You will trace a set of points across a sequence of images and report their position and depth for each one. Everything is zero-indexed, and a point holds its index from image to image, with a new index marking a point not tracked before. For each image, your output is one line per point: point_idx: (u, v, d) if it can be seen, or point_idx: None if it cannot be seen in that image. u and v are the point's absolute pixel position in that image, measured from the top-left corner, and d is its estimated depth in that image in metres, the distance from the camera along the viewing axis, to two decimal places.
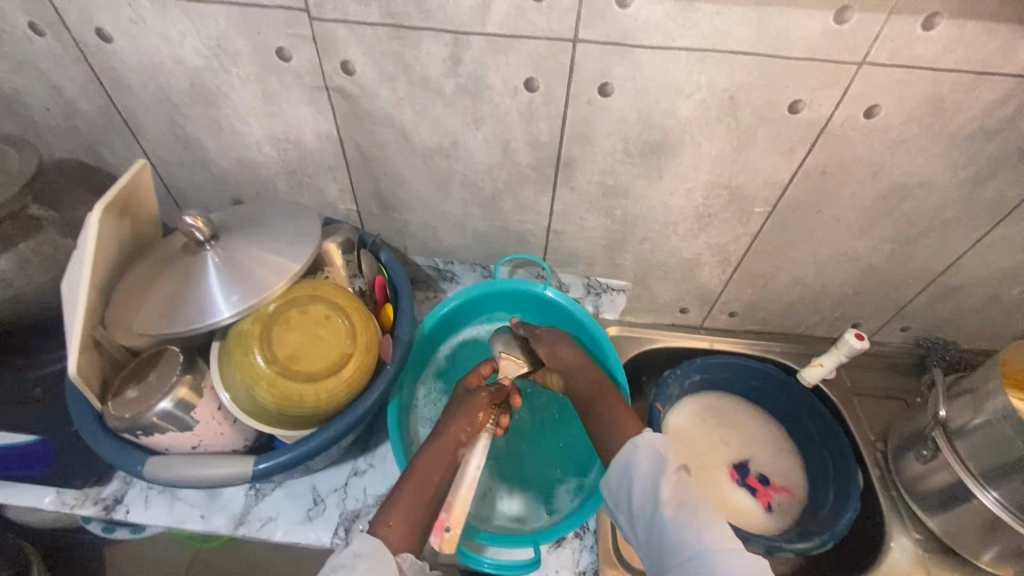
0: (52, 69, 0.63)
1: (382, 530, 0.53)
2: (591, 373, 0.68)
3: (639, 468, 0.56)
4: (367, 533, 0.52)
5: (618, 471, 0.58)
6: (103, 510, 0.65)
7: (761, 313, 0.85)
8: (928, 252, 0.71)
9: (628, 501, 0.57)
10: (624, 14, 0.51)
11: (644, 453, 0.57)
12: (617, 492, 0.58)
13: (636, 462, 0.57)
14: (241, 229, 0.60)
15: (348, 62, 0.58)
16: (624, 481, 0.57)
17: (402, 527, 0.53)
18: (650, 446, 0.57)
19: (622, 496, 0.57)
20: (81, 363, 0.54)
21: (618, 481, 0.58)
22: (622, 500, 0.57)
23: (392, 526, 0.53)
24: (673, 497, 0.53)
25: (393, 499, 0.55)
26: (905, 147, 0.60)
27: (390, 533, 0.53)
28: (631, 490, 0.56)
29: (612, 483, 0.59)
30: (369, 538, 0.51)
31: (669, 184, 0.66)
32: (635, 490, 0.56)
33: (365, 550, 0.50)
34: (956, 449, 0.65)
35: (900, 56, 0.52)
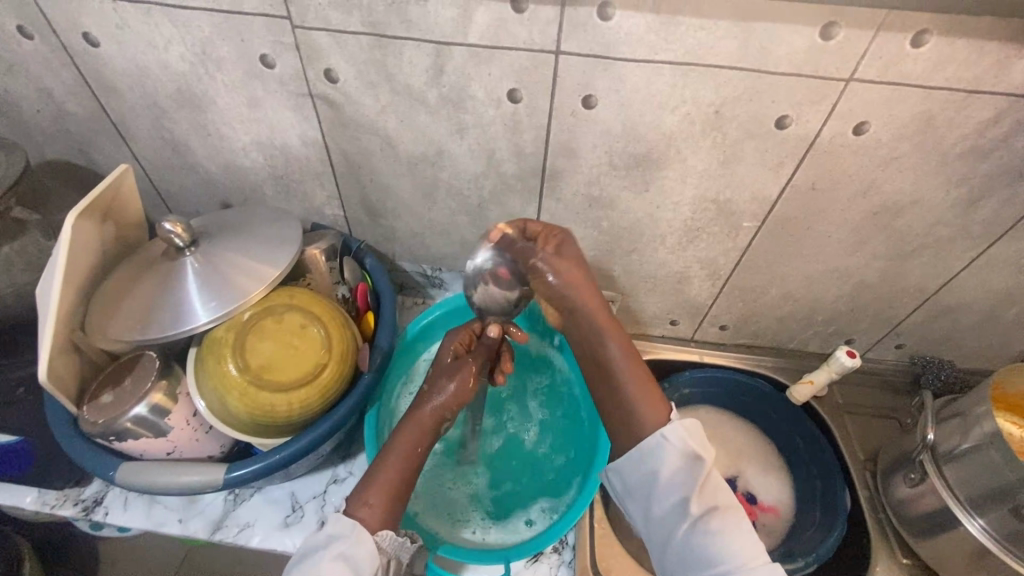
0: (41, 71, 0.63)
1: (362, 510, 0.53)
2: (606, 327, 0.60)
3: (666, 467, 0.54)
4: (346, 513, 0.53)
5: (640, 461, 0.55)
6: (82, 511, 0.65)
7: (752, 328, 0.84)
8: (921, 270, 0.70)
9: (646, 495, 0.55)
10: (606, 26, 0.51)
11: (676, 452, 0.54)
12: (633, 483, 0.56)
13: (666, 462, 0.54)
14: (220, 235, 0.60)
15: (331, 70, 0.58)
16: (646, 475, 0.55)
17: (381, 509, 0.53)
18: (684, 446, 0.54)
19: (639, 488, 0.56)
20: (57, 367, 0.54)
21: (640, 473, 0.55)
22: (638, 490, 0.56)
23: (372, 506, 0.53)
24: (701, 503, 0.52)
25: (371, 478, 0.55)
26: (896, 165, 0.58)
27: (369, 513, 0.53)
28: (652, 486, 0.54)
29: (631, 472, 0.56)
30: (343, 517, 0.52)
31: (656, 197, 0.66)
32: (659, 488, 0.54)
33: (341, 533, 0.51)
34: (945, 474, 0.64)
35: (888, 73, 0.51)
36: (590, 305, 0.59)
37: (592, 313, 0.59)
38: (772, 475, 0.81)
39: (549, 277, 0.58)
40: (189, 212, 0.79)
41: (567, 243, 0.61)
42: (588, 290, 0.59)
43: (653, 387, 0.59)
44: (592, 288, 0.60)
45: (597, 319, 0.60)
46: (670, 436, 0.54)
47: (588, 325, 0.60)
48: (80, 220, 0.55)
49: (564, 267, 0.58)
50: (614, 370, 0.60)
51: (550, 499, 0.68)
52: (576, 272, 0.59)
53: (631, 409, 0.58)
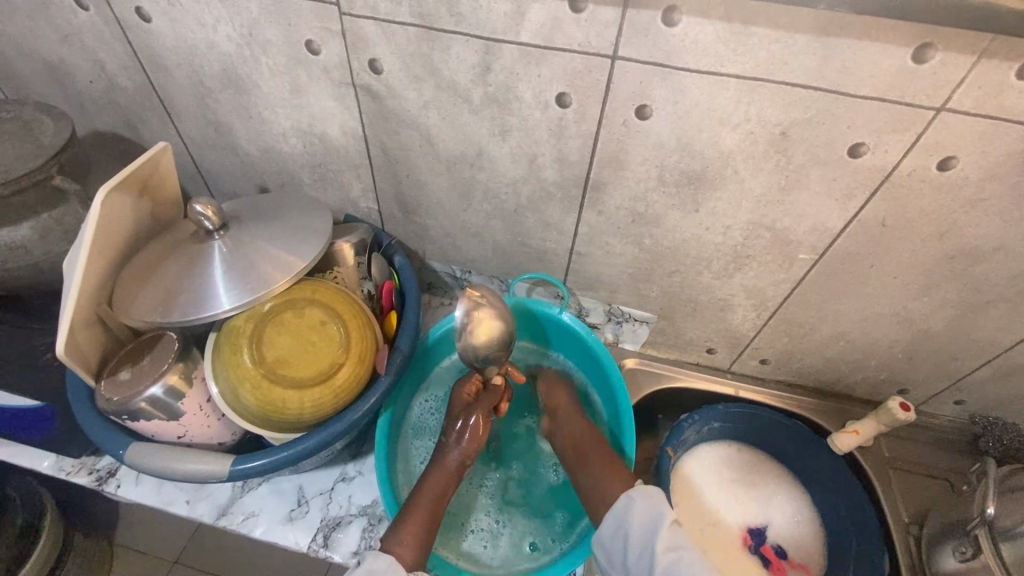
0: (96, 44, 0.64)
1: (396, 548, 0.53)
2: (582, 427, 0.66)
3: (634, 522, 0.56)
4: (381, 549, 0.53)
5: (611, 522, 0.57)
6: (96, 481, 0.66)
7: (795, 365, 0.78)
8: (997, 323, 0.63)
9: (622, 555, 0.56)
10: (670, 33, 0.47)
11: (638, 507, 0.57)
12: (610, 547, 0.57)
13: (632, 517, 0.56)
14: (250, 221, 0.59)
15: (375, 60, 0.56)
16: (619, 536, 0.57)
17: (415, 546, 0.53)
18: (649, 499, 0.57)
19: (615, 551, 0.57)
20: (79, 340, 0.54)
21: (613, 534, 0.57)
22: (615, 554, 0.57)
23: (406, 545, 0.53)
24: (670, 552, 0.54)
25: (405, 514, 0.55)
26: (982, 207, 0.52)
27: (404, 551, 0.53)
28: (626, 543, 0.56)
29: (605, 537, 0.58)
30: (382, 554, 0.52)
31: (705, 218, 0.61)
32: (631, 544, 0.56)
33: (380, 569, 0.51)
34: (1001, 553, 0.57)
35: (986, 105, 0.45)
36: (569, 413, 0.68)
37: (569, 418, 0.68)
38: (803, 526, 0.75)
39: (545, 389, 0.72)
40: (227, 193, 0.79)
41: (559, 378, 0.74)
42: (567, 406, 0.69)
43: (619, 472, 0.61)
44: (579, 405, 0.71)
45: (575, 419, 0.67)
46: (632, 492, 0.58)
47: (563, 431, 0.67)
48: (113, 194, 0.55)
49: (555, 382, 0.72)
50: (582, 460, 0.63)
51: (562, 521, 0.66)
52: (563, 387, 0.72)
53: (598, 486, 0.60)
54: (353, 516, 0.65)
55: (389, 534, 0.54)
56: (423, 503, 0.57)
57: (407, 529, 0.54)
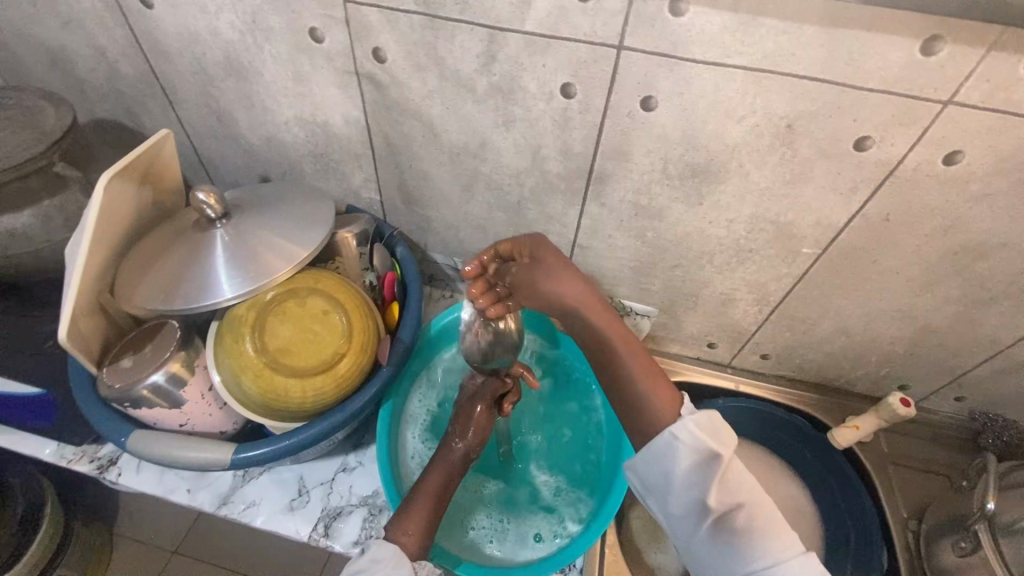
0: (98, 30, 0.63)
1: (401, 537, 0.53)
2: (608, 324, 0.52)
3: (681, 464, 0.46)
4: (385, 538, 0.52)
5: (652, 459, 0.48)
6: (97, 469, 0.66)
7: (796, 360, 0.78)
8: (999, 319, 0.63)
9: (660, 489, 0.48)
10: (676, 23, 0.46)
11: (686, 449, 0.46)
12: (646, 478, 0.49)
13: (678, 463, 0.46)
14: (253, 210, 0.59)
15: (379, 49, 0.56)
16: (659, 473, 0.48)
17: (419, 536, 0.53)
18: (699, 442, 0.46)
19: (653, 483, 0.48)
20: (81, 327, 0.54)
21: (652, 471, 0.48)
22: (652, 484, 0.49)
23: (412, 535, 0.53)
24: (723, 500, 0.46)
25: (408, 506, 0.55)
26: (988, 202, 0.52)
27: (409, 541, 0.52)
28: (667, 482, 0.47)
29: (640, 468, 0.49)
30: (386, 542, 0.52)
31: (708, 212, 0.61)
32: (675, 486, 0.47)
33: (384, 558, 0.50)
34: (1000, 548, 0.58)
35: (994, 99, 0.45)
36: (587, 300, 0.52)
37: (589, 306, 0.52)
38: (802, 520, 0.76)
39: (528, 287, 0.53)
40: (229, 182, 0.79)
41: (545, 248, 0.54)
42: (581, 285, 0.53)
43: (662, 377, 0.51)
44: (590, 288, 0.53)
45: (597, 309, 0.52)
46: (678, 432, 0.46)
47: (583, 326, 0.53)
48: (116, 181, 0.55)
49: (552, 255, 0.54)
50: (614, 356, 0.52)
51: (562, 515, 0.66)
52: (560, 263, 0.53)
53: (639, 405, 0.50)
54: (353, 506, 0.66)
55: (393, 523, 0.54)
56: (428, 494, 0.56)
57: (412, 519, 0.54)
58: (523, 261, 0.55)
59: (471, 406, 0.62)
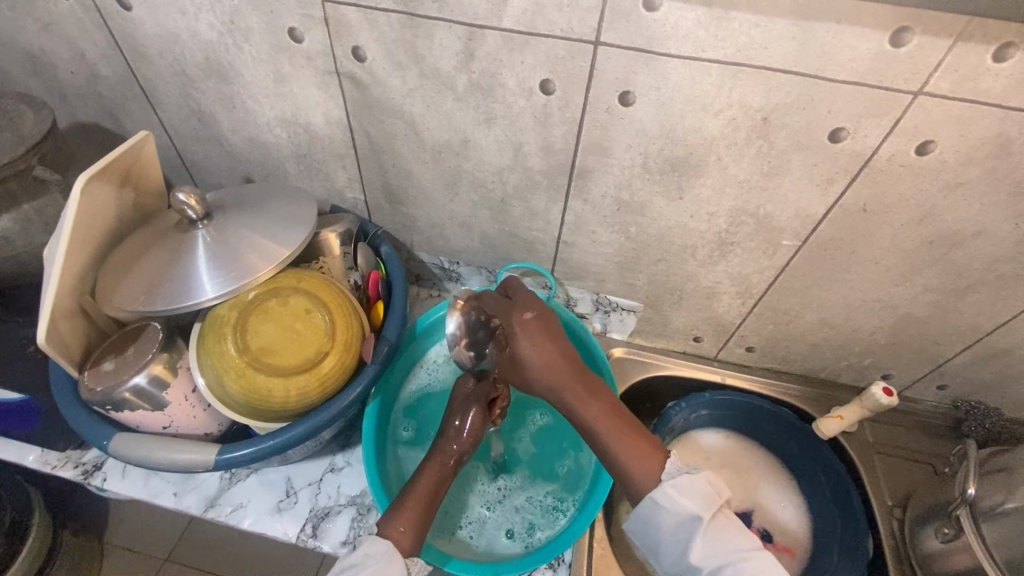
0: (75, 32, 0.63)
1: (392, 533, 0.53)
2: (582, 398, 0.54)
3: (666, 528, 0.50)
4: (376, 534, 0.53)
5: (640, 523, 0.52)
6: (81, 474, 0.65)
7: (781, 352, 0.79)
8: (975, 308, 0.64)
9: (656, 553, 0.52)
10: (651, 18, 0.47)
11: (666, 513, 0.50)
12: (644, 543, 0.53)
13: (661, 525, 0.51)
14: (234, 210, 0.59)
15: (359, 48, 0.56)
16: (650, 536, 0.52)
17: (412, 533, 0.53)
18: (677, 506, 0.50)
19: (649, 547, 0.53)
20: (62, 330, 0.54)
21: (645, 535, 0.52)
22: (652, 549, 0.53)
23: (404, 532, 0.53)
24: (708, 561, 0.48)
25: (400, 503, 0.55)
26: (961, 191, 0.53)
27: (402, 538, 0.53)
28: (659, 546, 0.51)
29: (636, 535, 0.53)
30: (379, 538, 0.52)
31: (689, 206, 0.62)
32: (664, 548, 0.51)
33: (377, 553, 0.50)
34: (982, 533, 0.59)
35: (962, 89, 0.46)
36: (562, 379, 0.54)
37: (564, 380, 0.54)
38: (789, 511, 0.76)
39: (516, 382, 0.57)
40: (213, 184, 0.79)
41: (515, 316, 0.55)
42: (557, 364, 0.54)
43: (638, 435, 0.54)
44: (558, 358, 0.55)
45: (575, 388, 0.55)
46: (660, 498, 0.50)
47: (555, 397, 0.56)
48: (94, 183, 0.54)
49: (530, 356, 0.54)
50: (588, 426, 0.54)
51: (550, 506, 0.66)
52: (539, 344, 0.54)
53: (612, 459, 0.53)
54: (342, 506, 0.65)
55: (383, 521, 0.54)
56: (418, 492, 0.56)
57: (402, 516, 0.54)
58: (506, 356, 0.56)
59: (465, 411, 0.61)
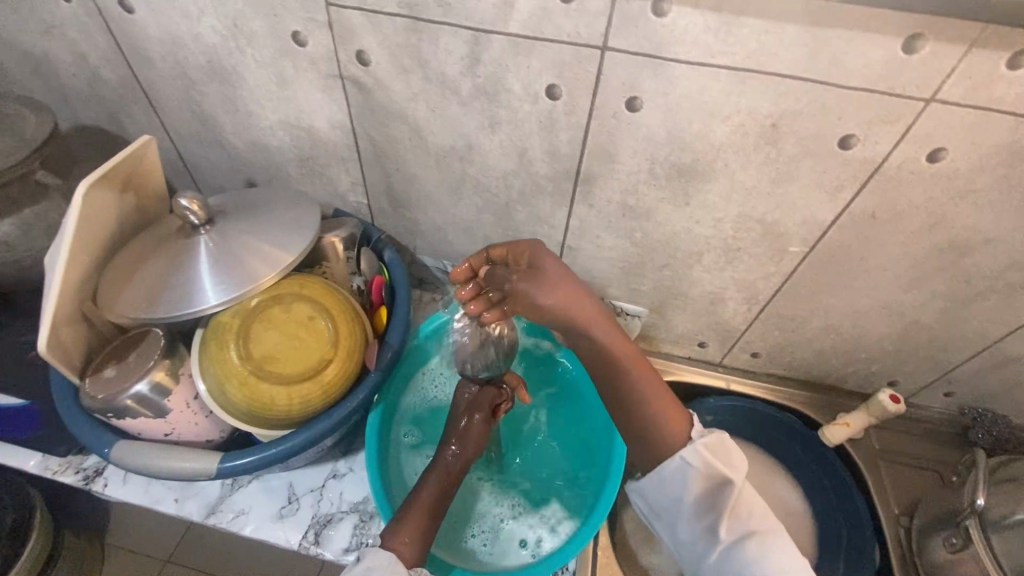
0: (77, 35, 0.63)
1: (396, 545, 0.52)
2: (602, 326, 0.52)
3: (691, 489, 0.51)
4: (378, 546, 0.52)
5: (662, 482, 0.52)
6: (83, 480, 0.65)
7: (786, 358, 0.78)
8: (985, 315, 0.63)
9: (672, 513, 0.52)
10: (660, 23, 0.46)
11: (699, 475, 0.50)
12: (658, 504, 0.53)
13: (690, 488, 0.51)
14: (236, 215, 0.58)
15: (363, 52, 0.56)
16: (669, 497, 0.52)
17: (416, 545, 0.53)
18: (709, 467, 0.51)
19: (664, 509, 0.53)
20: (63, 337, 0.53)
21: (663, 494, 0.52)
22: (664, 509, 0.53)
23: (407, 543, 0.53)
24: (732, 528, 0.50)
25: (403, 514, 0.54)
26: (972, 199, 0.52)
27: (406, 551, 0.52)
28: (681, 506, 0.51)
29: (655, 493, 0.53)
30: (379, 550, 0.51)
31: (695, 211, 0.61)
32: (684, 511, 0.51)
33: (377, 566, 0.50)
34: (991, 543, 0.58)
35: (975, 97, 0.45)
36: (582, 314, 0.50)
37: (593, 324, 0.51)
38: (795, 518, 0.76)
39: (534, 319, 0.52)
40: (214, 187, 0.78)
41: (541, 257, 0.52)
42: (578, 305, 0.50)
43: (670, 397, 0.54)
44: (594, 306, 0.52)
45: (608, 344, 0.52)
46: (691, 453, 0.51)
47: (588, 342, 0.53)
48: (96, 188, 0.54)
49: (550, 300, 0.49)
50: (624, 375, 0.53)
51: (557, 513, 0.66)
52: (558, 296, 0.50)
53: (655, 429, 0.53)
54: (344, 513, 0.65)
55: (387, 531, 0.54)
56: (422, 501, 0.56)
57: (407, 527, 0.54)
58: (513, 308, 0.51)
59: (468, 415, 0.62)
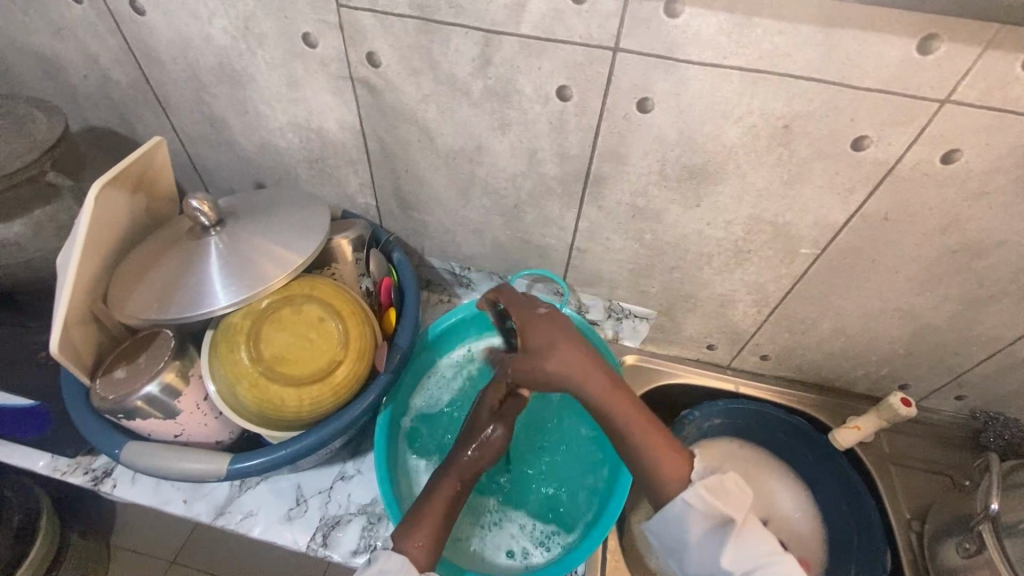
0: (88, 37, 0.63)
1: (410, 548, 0.52)
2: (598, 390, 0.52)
3: (694, 530, 0.50)
4: (392, 548, 0.52)
5: (665, 522, 0.51)
6: (91, 480, 0.65)
7: (796, 361, 0.78)
8: (998, 318, 0.63)
9: (680, 551, 0.52)
10: (672, 24, 0.46)
11: (698, 513, 0.50)
12: (665, 541, 0.53)
13: (691, 526, 0.50)
14: (246, 217, 0.58)
15: (373, 53, 0.56)
16: (675, 536, 0.51)
17: (428, 547, 0.52)
18: (708, 506, 0.49)
19: (672, 546, 0.52)
20: (74, 338, 0.53)
21: (669, 534, 0.52)
22: (673, 547, 0.52)
23: (421, 546, 0.52)
24: (739, 565, 0.48)
25: (416, 517, 0.54)
26: (986, 201, 0.52)
27: (419, 554, 0.52)
28: (686, 544, 0.51)
29: (661, 533, 0.53)
30: (393, 553, 0.51)
31: (706, 213, 0.61)
32: (690, 550, 0.50)
33: (391, 569, 0.49)
34: (1004, 547, 0.57)
35: (990, 98, 0.45)
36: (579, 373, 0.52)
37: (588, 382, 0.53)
38: (804, 522, 0.75)
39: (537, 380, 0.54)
40: (224, 189, 0.78)
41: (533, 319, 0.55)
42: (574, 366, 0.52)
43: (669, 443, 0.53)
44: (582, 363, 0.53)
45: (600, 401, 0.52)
46: (689, 496, 0.50)
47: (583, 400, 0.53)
48: (107, 189, 0.54)
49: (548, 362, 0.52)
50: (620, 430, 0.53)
51: (570, 514, 0.66)
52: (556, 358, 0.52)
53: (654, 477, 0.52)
54: (352, 515, 0.65)
55: (400, 535, 0.53)
56: (436, 504, 0.55)
57: (420, 530, 0.53)
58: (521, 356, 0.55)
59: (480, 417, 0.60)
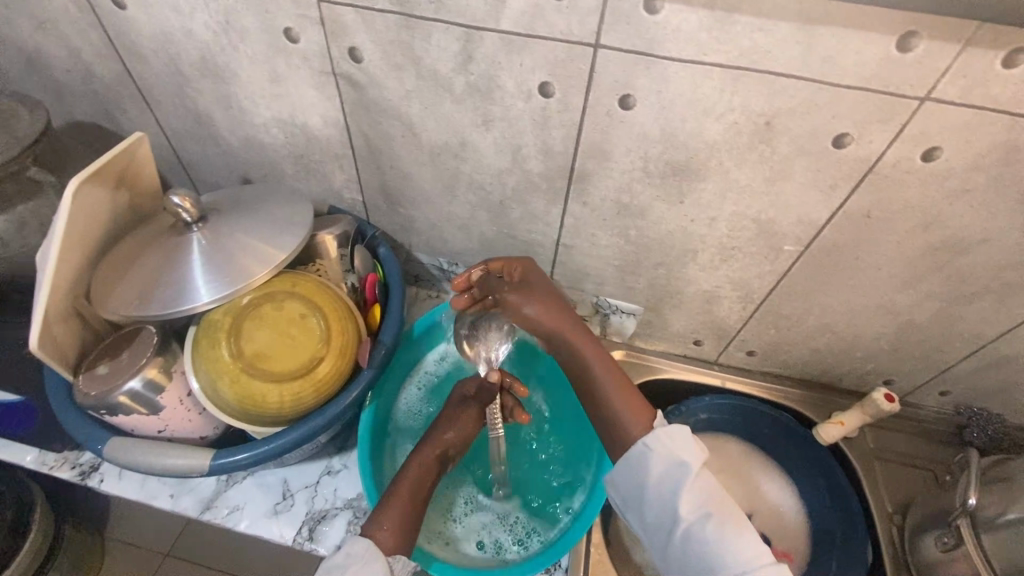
0: (70, 31, 0.63)
1: (376, 532, 0.53)
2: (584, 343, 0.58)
3: (655, 474, 0.52)
4: (360, 533, 0.53)
5: (626, 469, 0.54)
6: (79, 475, 0.65)
7: (782, 357, 0.78)
8: (980, 314, 0.63)
9: (639, 500, 0.54)
10: (652, 21, 0.46)
11: (658, 459, 0.52)
12: (626, 492, 0.55)
13: (650, 473, 0.52)
14: (230, 213, 0.58)
15: (355, 48, 0.55)
16: (635, 484, 0.53)
17: (397, 532, 0.53)
18: (669, 454, 0.52)
19: (632, 496, 0.54)
20: (56, 334, 0.53)
21: (629, 482, 0.54)
22: (632, 498, 0.54)
23: (388, 530, 0.53)
24: (693, 509, 0.50)
25: (385, 503, 0.55)
26: (966, 198, 0.52)
27: (385, 537, 0.53)
28: (645, 492, 0.53)
29: (620, 482, 0.55)
30: (361, 538, 0.52)
31: (690, 210, 0.61)
32: (648, 496, 0.52)
33: (356, 553, 0.50)
34: (983, 545, 0.58)
35: (971, 95, 0.45)
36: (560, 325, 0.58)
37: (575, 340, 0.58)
38: (789, 514, 0.76)
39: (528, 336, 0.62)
40: (211, 184, 0.78)
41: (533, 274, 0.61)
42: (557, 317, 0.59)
43: (635, 396, 0.57)
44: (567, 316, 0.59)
45: (585, 350, 0.58)
46: (651, 442, 0.53)
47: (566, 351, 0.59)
48: (87, 185, 0.54)
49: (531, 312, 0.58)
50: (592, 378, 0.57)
51: (550, 510, 0.67)
52: (539, 304, 0.59)
53: (618, 424, 0.55)
54: (338, 509, 0.65)
55: (369, 520, 0.54)
56: (403, 489, 0.57)
57: (388, 514, 0.54)
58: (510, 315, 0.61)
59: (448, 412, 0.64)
